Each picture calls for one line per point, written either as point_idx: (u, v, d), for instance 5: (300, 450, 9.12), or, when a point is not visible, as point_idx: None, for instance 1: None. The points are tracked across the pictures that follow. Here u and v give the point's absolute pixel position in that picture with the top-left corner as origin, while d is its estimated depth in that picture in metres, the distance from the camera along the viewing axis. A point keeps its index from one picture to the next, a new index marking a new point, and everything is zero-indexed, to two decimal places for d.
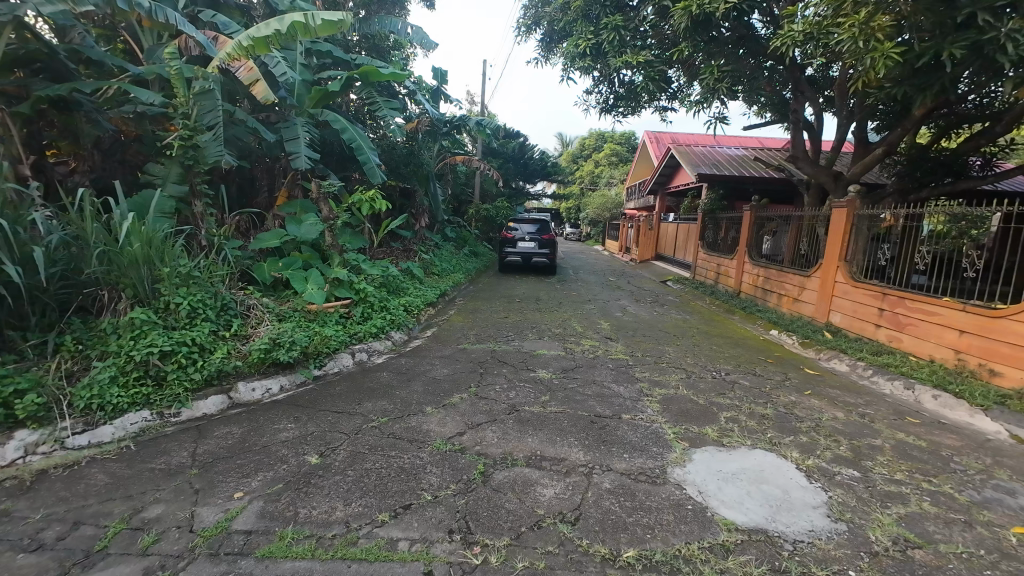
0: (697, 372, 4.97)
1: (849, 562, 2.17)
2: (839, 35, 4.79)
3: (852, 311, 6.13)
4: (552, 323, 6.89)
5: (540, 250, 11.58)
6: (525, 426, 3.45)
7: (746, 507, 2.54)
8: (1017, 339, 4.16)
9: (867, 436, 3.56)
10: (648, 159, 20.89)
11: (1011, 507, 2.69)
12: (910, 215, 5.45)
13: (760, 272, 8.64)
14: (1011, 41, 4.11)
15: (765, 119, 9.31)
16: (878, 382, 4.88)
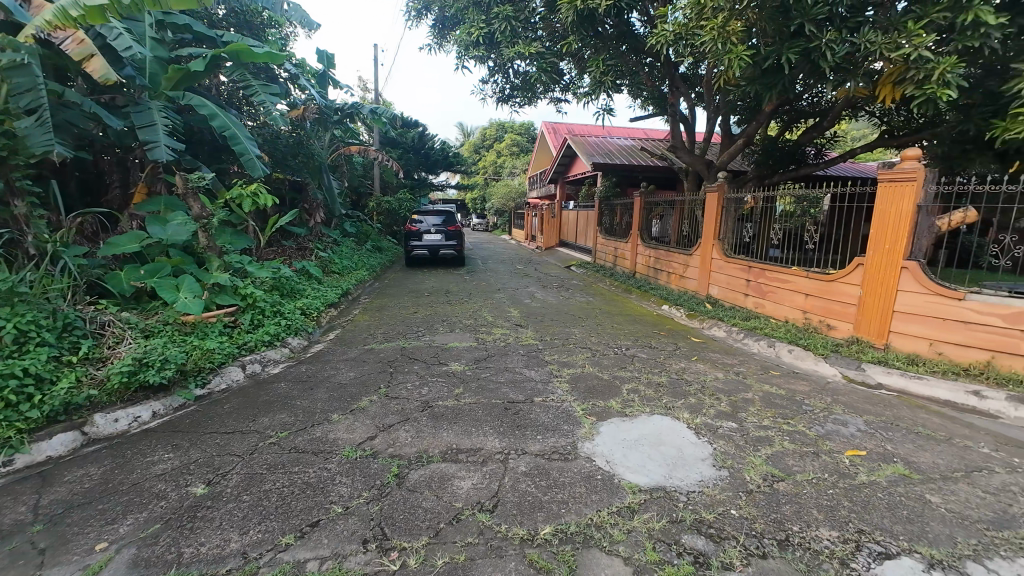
0: (601, 350, 5.30)
1: (731, 502, 2.48)
2: (702, 36, 5.34)
3: (726, 284, 6.97)
4: (463, 315, 6.87)
5: (447, 242, 11.43)
6: (439, 421, 3.41)
7: (647, 469, 2.79)
8: (845, 299, 5.06)
9: (741, 391, 4.09)
10: (547, 149, 21.61)
11: (845, 435, 3.28)
12: (766, 197, 6.26)
13: (651, 254, 9.43)
14: (830, 48, 4.90)
15: (647, 112, 10.10)
16: (748, 343, 5.63)
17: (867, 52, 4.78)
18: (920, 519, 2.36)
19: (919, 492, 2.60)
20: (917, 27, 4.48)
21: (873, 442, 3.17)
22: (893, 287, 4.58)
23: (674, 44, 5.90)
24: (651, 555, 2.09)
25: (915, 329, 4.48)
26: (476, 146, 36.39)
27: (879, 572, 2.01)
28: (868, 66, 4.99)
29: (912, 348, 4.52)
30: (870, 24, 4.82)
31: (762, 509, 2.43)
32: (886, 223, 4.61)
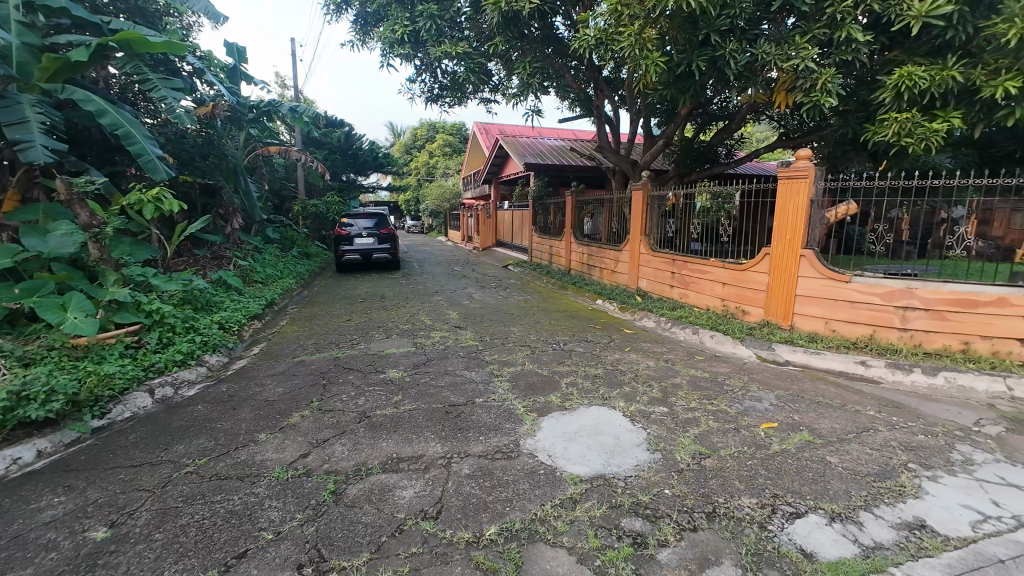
0: (539, 347, 5.40)
1: (664, 482, 2.63)
2: (621, 42, 5.62)
3: (654, 277, 7.37)
4: (400, 320, 6.68)
5: (380, 245, 11.05)
6: (378, 431, 3.29)
7: (587, 458, 2.88)
8: (755, 286, 5.55)
9: (670, 377, 4.35)
10: (480, 150, 21.59)
11: (760, 410, 3.60)
12: (685, 194, 6.69)
13: (584, 251, 9.76)
14: (734, 57, 5.35)
15: (575, 114, 10.43)
16: (675, 332, 6.00)
17: (763, 62, 5.28)
18: (822, 479, 2.65)
19: (821, 454, 2.92)
20: (803, 41, 5.02)
21: (783, 414, 3.52)
22: (795, 273, 5.11)
23: (596, 49, 6.13)
24: (593, 542, 2.16)
25: (814, 310, 5.03)
26: (407, 146, 35.54)
27: (791, 530, 2.23)
28: (765, 74, 5.52)
29: (812, 327, 5.07)
30: (765, 36, 5.33)
31: (691, 485, 2.60)
32: (787, 215, 5.11)
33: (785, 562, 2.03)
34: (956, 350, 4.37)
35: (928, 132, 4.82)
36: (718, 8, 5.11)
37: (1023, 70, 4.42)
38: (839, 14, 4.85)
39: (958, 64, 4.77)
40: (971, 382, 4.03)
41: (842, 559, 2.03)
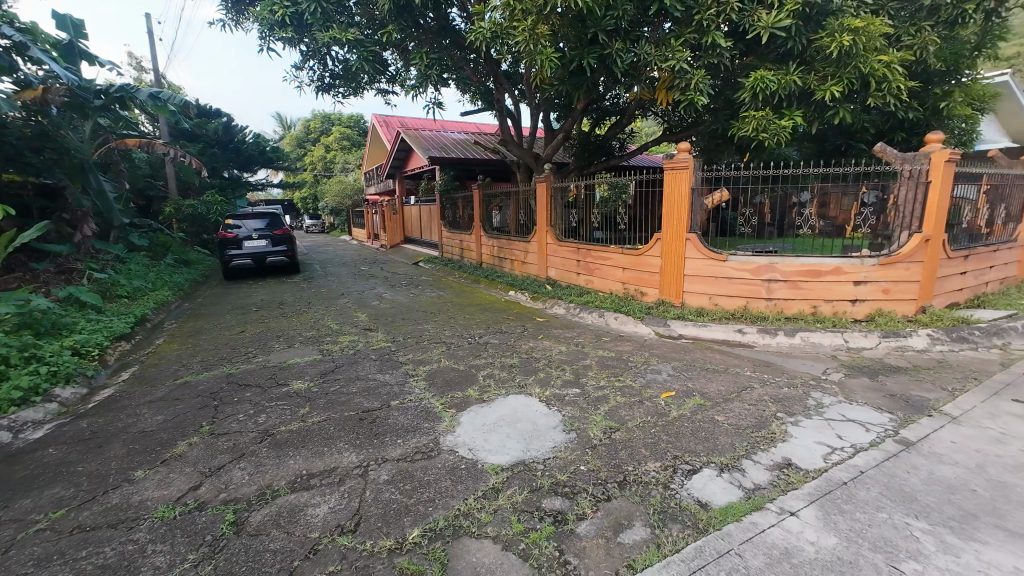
0: (455, 342, 5.37)
1: (579, 459, 2.78)
2: (516, 36, 5.72)
3: (561, 266, 7.69)
4: (302, 327, 6.20)
5: (275, 248, 10.12)
6: (284, 449, 3.03)
7: (507, 447, 2.94)
8: (651, 268, 6.05)
9: (581, 359, 4.60)
10: (382, 144, 20.70)
11: (660, 381, 3.96)
12: (586, 185, 7.03)
13: (494, 244, 9.87)
14: (620, 56, 5.72)
15: (477, 107, 10.42)
16: (583, 316, 6.33)
17: (645, 61, 5.72)
18: (712, 436, 2.99)
19: (710, 414, 3.29)
20: (677, 44, 5.52)
21: (679, 383, 3.90)
22: (683, 255, 5.65)
23: (492, 43, 6.17)
24: (517, 527, 2.21)
25: (700, 287, 5.62)
26: (299, 139, 32.86)
27: (689, 486, 2.48)
28: (648, 73, 5.99)
29: (699, 302, 5.67)
30: (646, 38, 5.76)
31: (604, 458, 2.78)
32: (673, 203, 5.61)
33: (685, 514, 2.26)
34: (808, 313, 5.19)
35: (779, 128, 5.65)
36: (603, 9, 5.41)
37: (842, 77, 5.37)
38: (705, 21, 5.40)
39: (798, 70, 5.59)
40: (820, 338, 4.80)
41: (730, 504, 2.31)
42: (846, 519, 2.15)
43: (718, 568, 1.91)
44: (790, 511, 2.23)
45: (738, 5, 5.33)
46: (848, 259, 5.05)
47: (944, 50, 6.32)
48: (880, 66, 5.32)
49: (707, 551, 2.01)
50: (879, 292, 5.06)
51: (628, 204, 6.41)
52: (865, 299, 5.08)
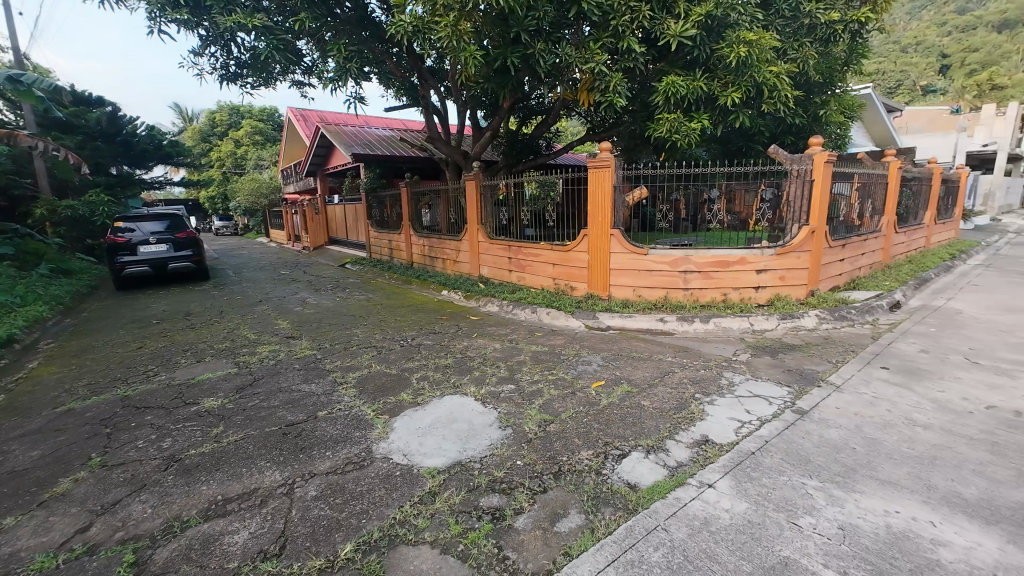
0: (386, 346, 5.19)
1: (517, 454, 2.81)
2: (438, 31, 5.63)
3: (493, 264, 7.72)
4: (213, 338, 5.66)
5: (177, 253, 9.12)
6: (194, 475, 2.74)
7: (443, 448, 2.90)
8: (579, 263, 6.26)
9: (515, 355, 4.65)
10: (300, 140, 19.44)
11: (590, 371, 4.11)
12: (515, 183, 7.10)
13: (425, 243, 9.67)
14: (542, 57, 5.84)
15: (401, 103, 10.13)
16: (516, 313, 6.41)
17: (567, 63, 5.89)
18: (639, 420, 3.17)
19: (637, 400, 3.48)
20: (595, 47, 5.75)
21: (608, 372, 4.08)
22: (608, 250, 5.92)
23: (414, 37, 6.01)
24: (455, 529, 2.19)
25: (624, 280, 5.92)
26: (203, 132, 29.91)
27: (619, 469, 2.61)
28: (570, 75, 6.18)
29: (624, 294, 5.96)
30: (567, 40, 5.92)
31: (539, 451, 2.83)
32: (598, 200, 5.84)
33: (616, 497, 2.37)
34: (719, 300, 5.66)
35: (689, 130, 6.11)
36: (524, 9, 5.49)
37: (741, 85, 5.93)
38: (620, 26, 5.67)
39: (703, 76, 6.06)
40: (730, 323, 5.26)
41: (655, 483, 2.46)
42: (754, 485, 2.38)
43: (647, 544, 2.02)
44: (708, 483, 2.42)
45: (649, 13, 5.66)
46: (751, 250, 5.58)
47: (821, 64, 7.15)
48: (771, 76, 5.93)
49: (637, 529, 2.12)
50: (776, 279, 5.65)
51: (556, 201, 6.58)
52: (766, 286, 5.64)
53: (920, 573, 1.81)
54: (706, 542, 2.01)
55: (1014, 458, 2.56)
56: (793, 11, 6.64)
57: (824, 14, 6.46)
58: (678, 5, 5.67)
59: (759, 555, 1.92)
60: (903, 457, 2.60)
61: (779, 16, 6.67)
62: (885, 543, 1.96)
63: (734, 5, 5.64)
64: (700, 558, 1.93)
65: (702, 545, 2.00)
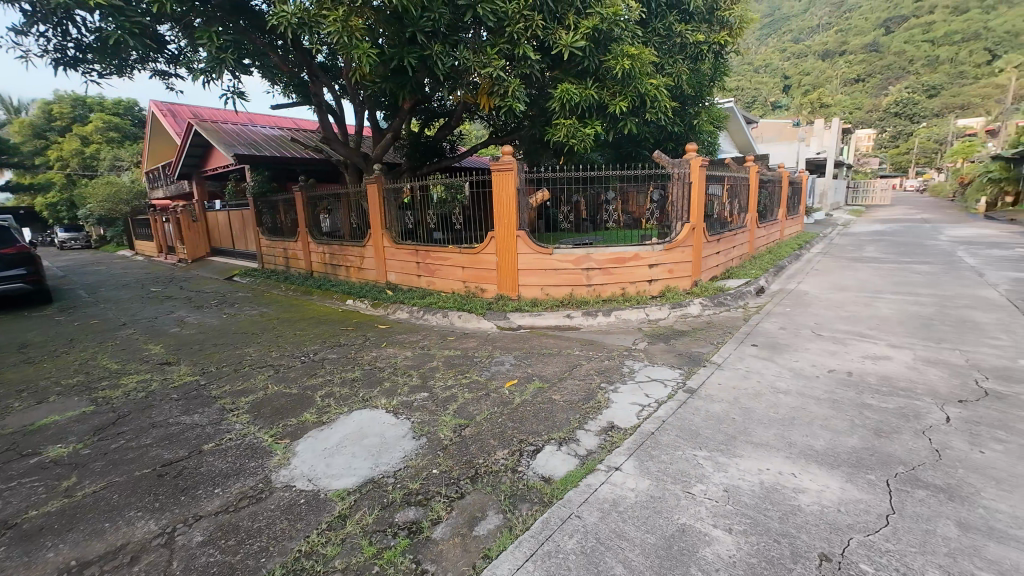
0: (284, 364, 4.76)
1: (432, 463, 2.75)
2: (327, 26, 5.32)
3: (401, 269, 7.48)
4: (60, 372, 4.73)
5: (5, 273, 7.50)
6: (37, 541, 2.27)
7: (353, 467, 2.74)
8: (488, 265, 6.32)
9: (427, 362, 4.55)
10: (168, 138, 17.08)
11: (503, 371, 4.17)
12: (420, 186, 6.94)
13: (325, 250, 9.07)
14: (440, 59, 5.79)
15: (290, 100, 9.38)
16: (427, 318, 6.28)
17: (465, 66, 5.91)
18: (551, 414, 3.28)
19: (548, 395, 3.61)
20: (492, 52, 5.84)
21: (520, 370, 4.18)
22: (515, 251, 6.05)
23: (300, 30, 5.60)
24: (368, 551, 2.07)
25: (532, 280, 6.10)
26: (36, 127, 24.93)
27: (533, 464, 2.68)
28: (468, 78, 6.21)
29: (532, 293, 6.14)
30: (465, 43, 5.94)
31: (455, 457, 2.80)
32: (503, 202, 5.94)
33: (532, 492, 2.43)
34: (619, 294, 6.09)
35: (584, 136, 6.49)
36: (419, 9, 5.39)
37: (626, 95, 6.43)
38: (515, 33, 5.82)
39: (594, 85, 6.47)
40: (629, 314, 5.68)
41: (567, 473, 2.57)
42: (654, 463, 2.59)
43: (562, 533, 2.09)
44: (616, 467, 2.58)
45: (542, 23, 5.90)
46: (643, 246, 6.08)
47: (693, 79, 8.02)
48: (651, 87, 6.53)
49: (552, 520, 2.18)
50: (666, 272, 6.22)
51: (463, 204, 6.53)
52: (657, 279, 6.19)
53: (787, 519, 2.11)
54: (615, 522, 2.14)
55: (849, 411, 3.10)
56: (667, 30, 7.38)
57: (692, 35, 7.35)
58: (567, 17, 5.98)
59: (661, 526, 2.09)
60: (770, 421, 3.01)
61: (656, 33, 7.36)
62: (760, 498, 2.26)
63: (617, 21, 6.11)
64: (611, 538, 2.05)
65: (612, 526, 2.12)
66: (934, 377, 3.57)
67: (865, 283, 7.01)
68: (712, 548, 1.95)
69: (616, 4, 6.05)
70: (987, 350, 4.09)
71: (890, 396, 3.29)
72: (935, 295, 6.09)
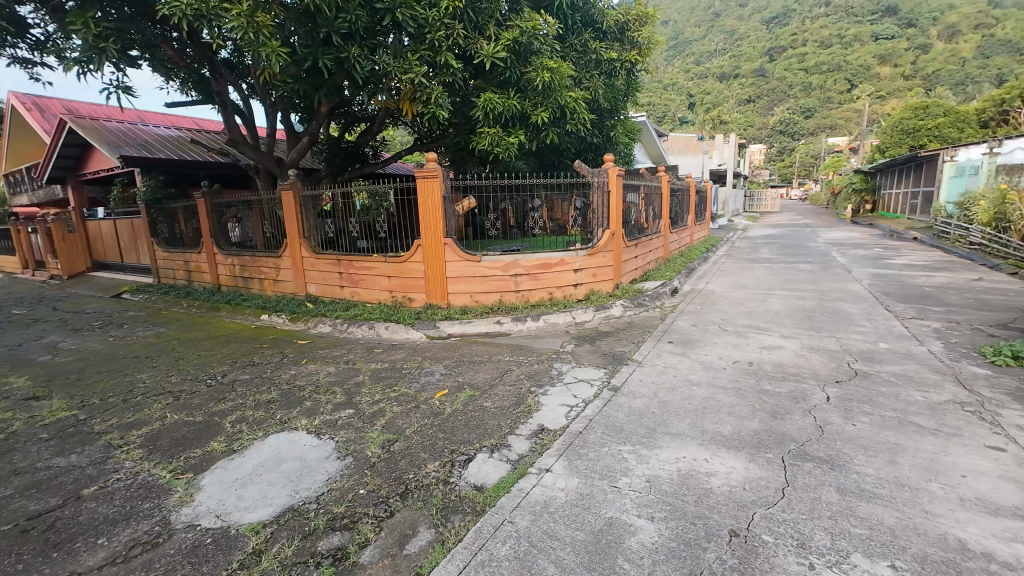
0: (186, 389, 4.27)
1: (358, 483, 2.61)
2: (229, 20, 4.94)
3: (321, 280, 7.07)
4: None
5: None
6: None
7: (270, 496, 2.52)
8: (415, 274, 6.18)
9: (352, 377, 4.32)
10: (35, 136, 14.75)
11: (433, 382, 4.08)
12: (342, 193, 6.63)
13: (234, 262, 8.33)
14: (358, 62, 5.60)
15: (189, 99, 8.55)
16: (352, 331, 6.00)
17: (385, 71, 5.77)
18: (482, 422, 3.27)
19: (480, 403, 3.59)
20: (414, 59, 5.76)
21: (451, 380, 4.11)
22: (443, 259, 5.99)
23: (198, 23, 5.15)
24: None
25: (461, 287, 6.06)
26: None
27: (466, 474, 2.65)
28: (389, 83, 6.06)
29: (462, 301, 6.10)
30: (384, 47, 5.80)
31: (384, 474, 2.69)
32: (430, 210, 5.86)
33: (464, 503, 2.40)
34: (546, 299, 6.26)
35: (508, 145, 6.61)
36: (334, 10, 5.19)
37: (547, 106, 6.66)
38: (436, 41, 5.80)
39: (516, 96, 6.62)
40: (557, 318, 5.84)
41: (499, 479, 2.57)
42: (583, 461, 2.68)
43: (496, 540, 2.09)
44: (546, 468, 2.63)
45: (463, 32, 5.94)
46: (568, 252, 6.31)
47: (609, 94, 8.50)
48: (570, 100, 6.83)
49: (485, 529, 2.16)
50: (590, 277, 6.50)
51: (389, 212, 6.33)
52: (582, 282, 6.45)
53: (701, 501, 2.29)
54: (547, 523, 2.18)
55: (751, 397, 3.44)
56: (583, 46, 7.78)
57: (606, 53, 7.82)
58: (488, 28, 6.10)
59: (590, 522, 2.17)
60: (686, 411, 3.25)
61: (574, 49, 7.72)
62: (678, 484, 2.42)
63: (536, 35, 6.32)
64: (543, 539, 2.08)
65: (544, 527, 2.15)
66: (817, 362, 4.08)
67: (760, 282, 7.85)
68: (636, 538, 2.05)
69: (534, 19, 6.26)
70: (855, 336, 4.75)
71: (783, 381, 3.70)
72: (815, 290, 6.97)
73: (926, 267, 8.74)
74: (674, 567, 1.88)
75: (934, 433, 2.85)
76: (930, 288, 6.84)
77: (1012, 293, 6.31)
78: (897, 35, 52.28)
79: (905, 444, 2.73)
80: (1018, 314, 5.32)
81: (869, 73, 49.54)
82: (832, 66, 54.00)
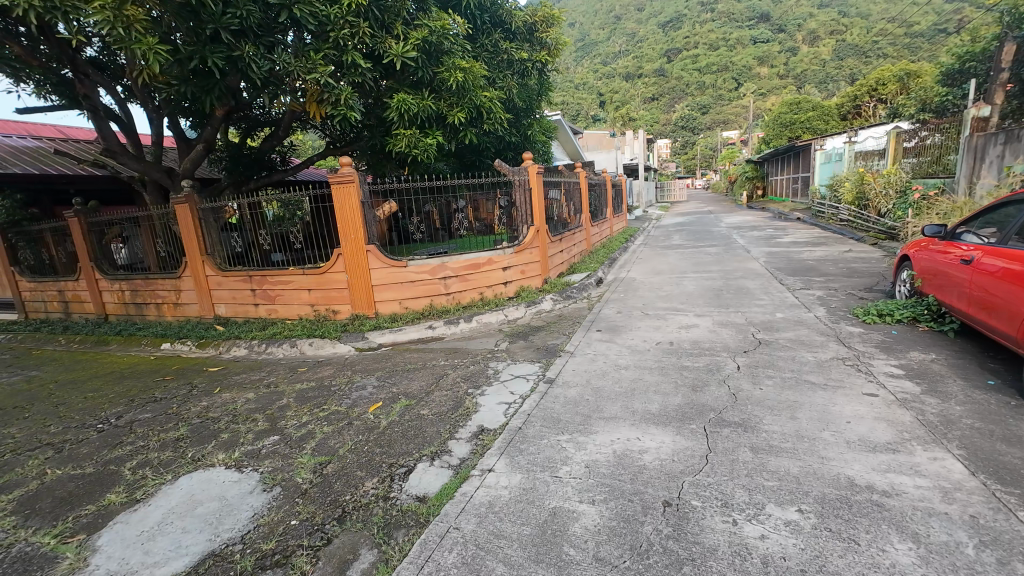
0: (71, 439, 3.68)
1: (288, 516, 2.42)
2: (91, 12, 4.36)
3: (231, 299, 6.47)
4: None
5: None
6: None
7: (184, 545, 2.26)
8: (337, 285, 5.88)
9: (275, 401, 4.02)
10: None
11: (365, 397, 3.89)
12: (248, 204, 6.08)
13: (124, 286, 7.39)
14: (254, 62, 5.19)
15: (49, 104, 7.44)
16: (271, 352, 5.55)
17: (286, 71, 5.40)
18: (420, 431, 3.20)
19: (416, 411, 3.50)
20: (317, 57, 5.44)
21: (385, 392, 3.95)
22: (365, 267, 5.74)
23: (50, 16, 4.47)
24: None
25: (389, 294, 5.86)
26: None
27: (406, 486, 2.58)
28: (291, 84, 5.67)
29: (391, 309, 5.91)
30: (283, 46, 5.42)
31: (318, 500, 2.52)
32: (347, 218, 5.59)
33: (407, 516, 2.32)
34: (478, 299, 6.26)
35: (426, 146, 6.50)
36: (218, 4, 4.76)
37: (462, 106, 6.64)
38: (340, 40, 5.53)
39: (430, 96, 6.54)
40: (489, 318, 5.82)
41: (441, 487, 2.52)
42: (524, 456, 2.71)
43: (441, 550, 2.04)
44: (488, 468, 2.62)
45: (369, 30, 5.71)
46: (495, 250, 6.36)
47: (522, 93, 8.66)
48: (485, 100, 6.83)
49: (431, 539, 2.11)
50: (518, 273, 6.59)
51: (304, 221, 5.91)
52: (511, 280, 6.53)
53: (636, 478, 2.42)
54: (492, 523, 2.18)
55: (672, 373, 3.71)
56: (493, 47, 7.85)
57: (516, 53, 7.95)
58: (395, 27, 5.93)
59: (535, 515, 2.20)
60: (616, 395, 3.41)
61: (484, 49, 7.73)
62: (614, 465, 2.53)
63: (446, 35, 6.24)
64: (490, 539, 2.08)
65: (490, 528, 2.15)
66: (726, 335, 4.48)
67: (674, 266, 8.46)
68: (580, 523, 2.12)
69: (444, 19, 6.17)
70: (757, 309, 5.28)
71: (700, 357, 4.02)
72: (721, 271, 7.64)
73: (810, 243, 9.93)
74: (616, 545, 1.97)
75: (823, 387, 3.26)
76: (812, 261, 7.79)
77: (873, 261, 7.39)
78: (770, 39, 58.74)
79: (802, 400, 3.09)
80: (878, 278, 6.24)
81: (750, 73, 55.17)
82: (721, 67, 59.38)
